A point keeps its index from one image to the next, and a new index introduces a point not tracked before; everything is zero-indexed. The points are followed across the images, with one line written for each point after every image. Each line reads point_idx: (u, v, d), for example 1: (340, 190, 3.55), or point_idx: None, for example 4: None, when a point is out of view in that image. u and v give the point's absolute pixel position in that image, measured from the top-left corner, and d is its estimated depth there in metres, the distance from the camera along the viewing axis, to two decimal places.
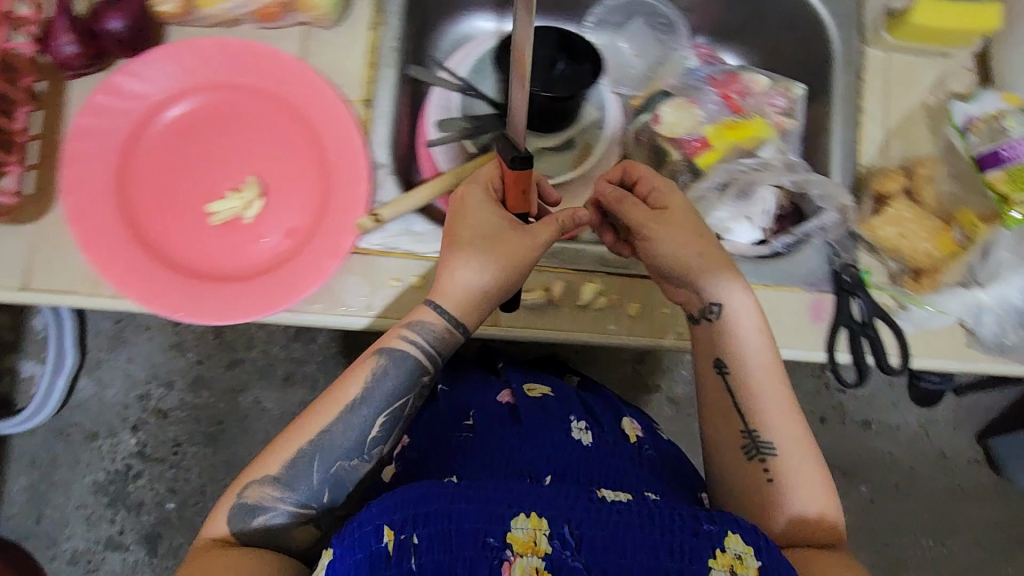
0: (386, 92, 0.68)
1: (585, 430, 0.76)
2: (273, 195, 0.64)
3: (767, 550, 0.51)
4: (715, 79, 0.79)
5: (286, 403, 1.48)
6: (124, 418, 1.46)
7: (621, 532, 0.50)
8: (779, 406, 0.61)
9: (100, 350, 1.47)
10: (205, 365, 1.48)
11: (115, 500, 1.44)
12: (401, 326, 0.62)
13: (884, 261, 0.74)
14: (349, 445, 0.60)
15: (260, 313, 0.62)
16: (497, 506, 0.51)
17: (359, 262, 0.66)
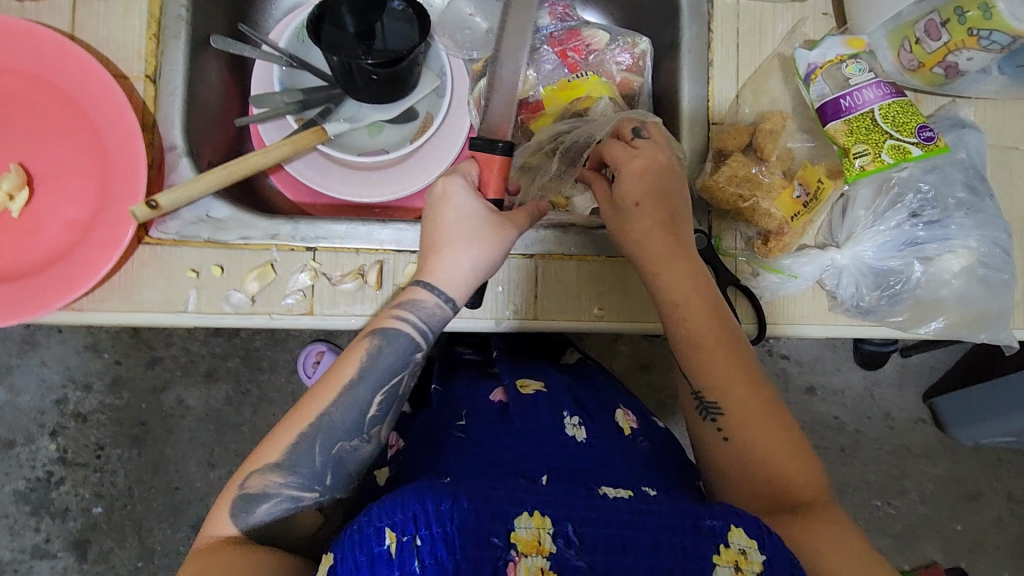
0: (170, 67, 0.63)
1: (579, 426, 0.71)
2: (52, 189, 0.61)
3: (772, 543, 0.51)
4: (555, 37, 0.73)
5: (211, 399, 1.43)
6: (41, 424, 1.41)
7: (619, 532, 0.51)
8: (736, 372, 0.61)
9: (12, 356, 1.40)
10: (124, 365, 1.42)
11: (38, 508, 1.40)
12: (395, 306, 0.57)
13: (736, 225, 0.69)
14: (350, 426, 0.57)
15: (27, 314, 0.57)
16: (501, 503, 0.51)
17: (152, 254, 0.61)
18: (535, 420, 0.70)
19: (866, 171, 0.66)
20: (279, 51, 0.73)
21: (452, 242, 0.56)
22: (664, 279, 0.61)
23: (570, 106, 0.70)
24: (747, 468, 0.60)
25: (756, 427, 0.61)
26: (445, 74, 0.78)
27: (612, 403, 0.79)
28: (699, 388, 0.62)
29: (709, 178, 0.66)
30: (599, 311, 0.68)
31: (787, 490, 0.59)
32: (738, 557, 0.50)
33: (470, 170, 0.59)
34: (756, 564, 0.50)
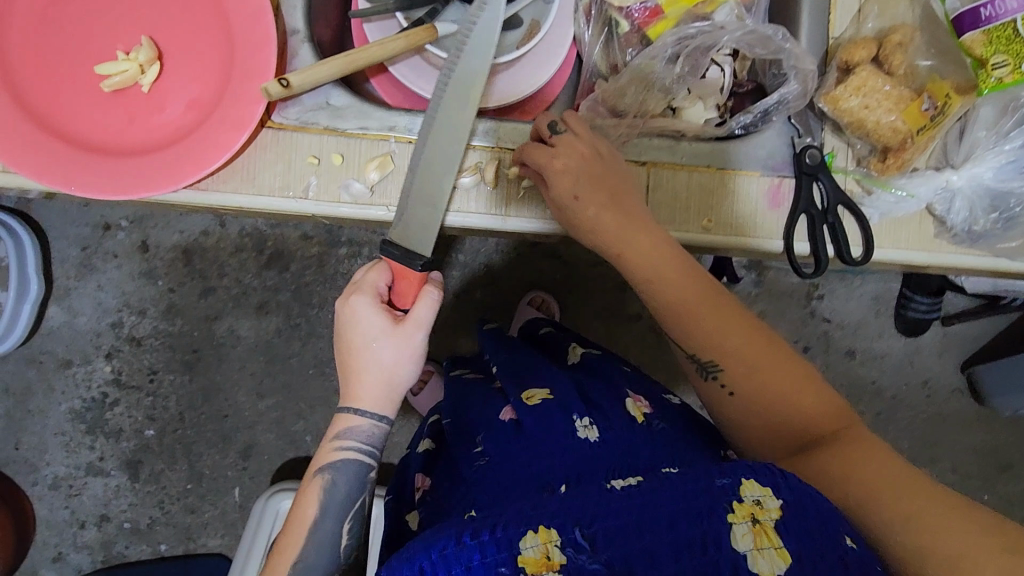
0: None
1: (591, 426, 0.69)
2: (181, 65, 0.61)
3: (786, 485, 0.51)
4: None
5: (261, 331, 1.45)
6: (97, 346, 1.44)
7: (634, 514, 0.50)
8: (719, 331, 0.62)
9: (69, 278, 1.43)
10: (177, 294, 1.44)
11: (93, 427, 1.44)
12: (333, 441, 0.62)
13: (851, 142, 0.69)
14: (326, 561, 0.63)
15: (160, 188, 0.57)
16: (507, 530, 0.50)
17: (273, 138, 0.62)
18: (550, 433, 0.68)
19: (1003, 83, 0.64)
20: None
21: (373, 363, 0.61)
22: (632, 262, 0.62)
23: (691, 10, 0.68)
24: (760, 410, 0.61)
25: (760, 375, 0.61)
26: None
27: (620, 391, 0.76)
28: (694, 352, 0.63)
29: (833, 90, 0.65)
30: (708, 224, 0.67)
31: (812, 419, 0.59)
32: (754, 509, 0.50)
33: (378, 280, 0.61)
34: (774, 510, 0.50)
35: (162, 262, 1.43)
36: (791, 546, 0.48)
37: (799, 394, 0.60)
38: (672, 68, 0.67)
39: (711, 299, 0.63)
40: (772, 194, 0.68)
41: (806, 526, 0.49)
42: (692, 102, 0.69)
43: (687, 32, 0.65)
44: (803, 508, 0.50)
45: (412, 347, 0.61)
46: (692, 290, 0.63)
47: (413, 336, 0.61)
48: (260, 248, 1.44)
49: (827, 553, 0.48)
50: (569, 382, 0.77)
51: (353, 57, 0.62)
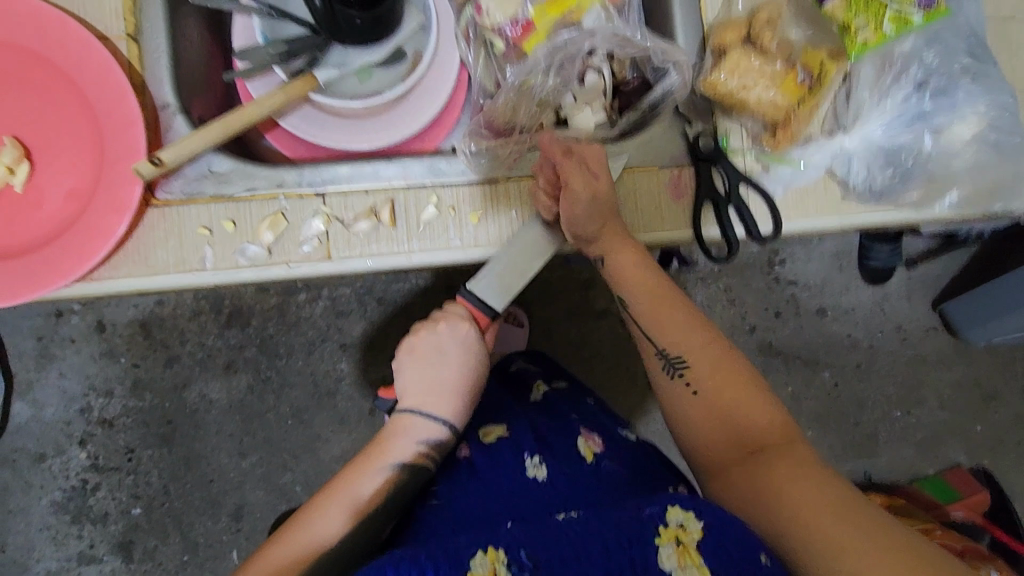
0: (155, 24, 0.62)
1: (539, 465, 0.70)
2: (53, 158, 0.60)
3: (707, 510, 0.55)
4: None
5: (232, 390, 1.43)
6: (69, 434, 1.42)
7: (574, 542, 0.54)
8: (691, 329, 0.64)
9: (30, 371, 1.41)
10: (142, 367, 1.42)
11: (78, 516, 1.41)
12: (418, 443, 0.65)
13: (742, 122, 0.69)
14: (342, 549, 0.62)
15: (48, 288, 0.56)
16: (458, 550, 0.55)
17: (159, 217, 0.61)
18: (499, 466, 0.70)
19: (869, 45, 0.66)
20: (256, 2, 0.70)
21: (449, 388, 0.67)
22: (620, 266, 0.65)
23: (561, 19, 0.67)
24: (718, 413, 0.61)
25: (727, 383, 0.62)
26: (428, 8, 0.75)
27: (573, 428, 0.75)
28: (663, 345, 0.64)
29: (710, 75, 0.66)
30: None
31: (753, 431, 0.60)
32: (678, 533, 0.54)
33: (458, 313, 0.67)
34: (696, 532, 0.54)
35: (121, 339, 1.42)
36: (709, 563, 0.53)
37: (752, 407, 0.61)
38: (549, 79, 0.67)
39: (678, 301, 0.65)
40: (674, 185, 0.68)
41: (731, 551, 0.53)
42: (579, 108, 0.70)
43: (556, 44, 0.65)
44: (721, 533, 0.53)
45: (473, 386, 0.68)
46: (643, 275, 0.65)
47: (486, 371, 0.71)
48: (217, 308, 1.43)
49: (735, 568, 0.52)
50: (524, 416, 0.76)
51: (247, 110, 0.63)
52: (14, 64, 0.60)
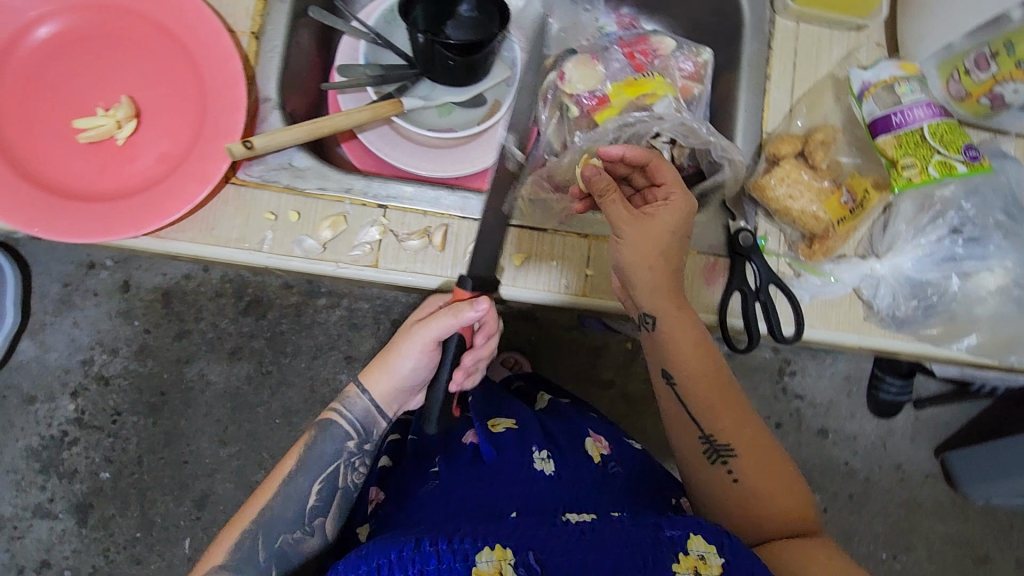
0: (276, 27, 0.69)
1: (548, 460, 0.72)
2: (153, 122, 0.66)
3: (730, 546, 0.55)
4: (624, 40, 0.78)
5: (231, 377, 1.45)
6: (64, 383, 1.44)
7: (582, 552, 0.54)
8: (736, 420, 0.67)
9: (46, 314, 1.45)
10: (152, 334, 1.45)
11: (47, 467, 1.42)
12: (333, 402, 0.73)
13: (781, 227, 0.73)
14: (292, 518, 0.69)
15: (118, 235, 0.60)
16: (462, 545, 0.54)
17: (233, 193, 0.66)
18: (506, 459, 0.71)
19: (913, 182, 0.68)
20: (367, 28, 0.79)
21: (391, 344, 0.72)
22: (669, 341, 0.66)
23: (635, 101, 0.74)
24: (756, 502, 0.65)
25: (767, 472, 0.66)
26: (515, 67, 0.82)
27: (580, 430, 0.81)
28: (710, 432, 0.67)
29: (761, 178, 0.71)
30: None
31: (787, 519, 0.65)
32: (698, 563, 0.54)
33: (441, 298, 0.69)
34: (716, 568, 0.54)
35: (140, 303, 1.46)
36: None
37: (785, 495, 0.65)
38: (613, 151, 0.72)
39: (725, 389, 0.67)
40: (708, 271, 0.72)
41: None
42: None
43: (628, 121, 0.71)
44: (742, 567, 0.54)
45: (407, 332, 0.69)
46: (698, 355, 0.66)
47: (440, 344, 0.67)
48: (239, 294, 1.46)
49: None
50: (532, 416, 0.81)
51: (332, 118, 0.69)
52: (137, 35, 0.66)
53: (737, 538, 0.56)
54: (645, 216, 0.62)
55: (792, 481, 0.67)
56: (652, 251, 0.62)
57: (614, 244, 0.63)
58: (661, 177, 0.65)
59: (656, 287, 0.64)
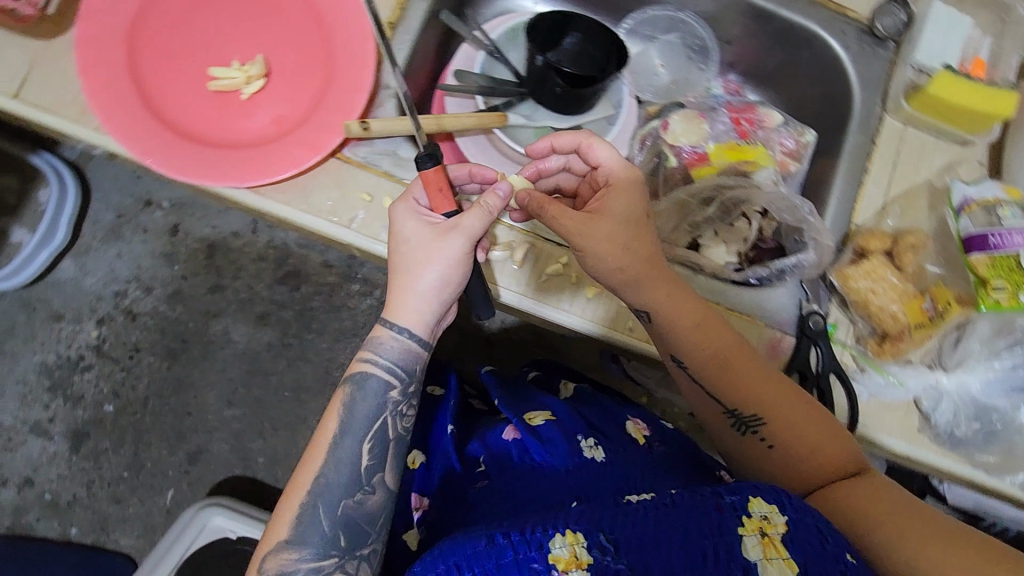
0: (412, 23, 0.71)
1: (596, 446, 0.72)
2: (277, 84, 0.67)
3: (791, 503, 0.50)
4: (732, 105, 0.80)
5: (254, 341, 1.46)
6: (94, 309, 1.46)
7: (650, 524, 0.49)
8: (763, 388, 0.65)
9: (94, 239, 1.48)
10: (189, 282, 1.47)
11: (56, 386, 1.44)
12: (361, 350, 0.66)
13: (853, 319, 0.73)
14: (348, 481, 0.64)
15: (224, 184, 0.62)
16: (533, 534, 0.49)
17: (335, 167, 0.67)
18: (552, 448, 0.71)
19: (1000, 306, 0.66)
20: (488, 39, 0.81)
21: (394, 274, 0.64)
22: (677, 330, 0.65)
23: (734, 165, 0.74)
24: (800, 461, 0.63)
25: (807, 432, 0.63)
26: (620, 106, 0.83)
27: (619, 417, 0.81)
28: (734, 408, 0.66)
29: (844, 268, 0.72)
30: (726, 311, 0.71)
31: (843, 465, 0.62)
32: (762, 524, 0.48)
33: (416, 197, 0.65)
34: (782, 526, 0.48)
35: (186, 249, 1.48)
36: (799, 559, 0.47)
37: (834, 442, 0.62)
38: (704, 209, 0.74)
39: (739, 360, 0.65)
40: (773, 347, 0.72)
41: (817, 546, 0.48)
42: (715, 243, 0.75)
43: (726, 183, 0.72)
44: (807, 522, 0.49)
45: (415, 240, 0.62)
46: (705, 333, 0.65)
47: (451, 239, 0.61)
48: (280, 262, 1.48)
49: (828, 564, 0.47)
50: (568, 409, 0.80)
51: (442, 120, 0.72)
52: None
53: (797, 496, 0.51)
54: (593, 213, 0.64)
55: (837, 429, 0.64)
56: (613, 249, 0.63)
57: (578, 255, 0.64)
58: (598, 157, 0.67)
59: (645, 281, 0.64)
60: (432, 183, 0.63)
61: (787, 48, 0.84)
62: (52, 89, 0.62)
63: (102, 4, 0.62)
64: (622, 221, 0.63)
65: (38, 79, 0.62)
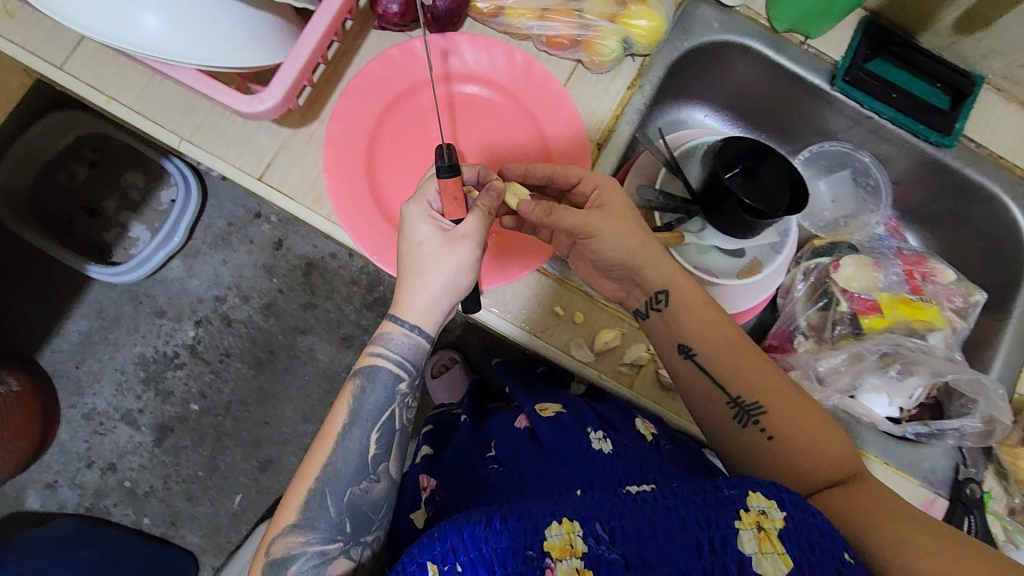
0: (619, 145, 0.71)
1: (605, 439, 0.69)
2: None
3: (790, 501, 0.49)
4: (903, 254, 0.81)
5: (337, 362, 1.44)
6: (193, 311, 1.43)
7: (650, 517, 0.48)
8: (762, 381, 0.64)
9: (203, 243, 1.45)
10: (283, 296, 1.44)
11: (149, 379, 1.42)
12: (371, 344, 0.65)
13: (1008, 491, 0.74)
14: (354, 470, 0.63)
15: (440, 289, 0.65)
16: (530, 521, 0.48)
17: (536, 280, 0.71)
18: (567, 440, 0.69)
19: None
20: (670, 155, 0.83)
21: (409, 267, 0.62)
22: (685, 323, 0.66)
23: (907, 320, 0.76)
24: (800, 456, 0.62)
25: (805, 426, 0.62)
26: (786, 235, 0.85)
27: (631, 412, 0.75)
28: (737, 395, 0.64)
29: (1010, 444, 0.73)
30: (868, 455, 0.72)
31: (841, 463, 0.61)
32: (760, 519, 0.47)
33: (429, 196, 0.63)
34: (781, 522, 0.47)
35: (285, 264, 1.45)
36: (795, 554, 0.45)
37: (833, 443, 0.62)
38: (877, 364, 0.74)
39: (745, 353, 0.65)
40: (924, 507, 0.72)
41: (814, 538, 0.47)
42: (881, 393, 0.74)
43: (903, 343, 0.73)
44: (807, 519, 0.48)
45: (437, 232, 0.61)
46: (711, 325, 0.65)
47: (463, 247, 0.60)
48: (370, 287, 1.45)
49: (827, 563, 0.46)
50: (580, 401, 0.78)
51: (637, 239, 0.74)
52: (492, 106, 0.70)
53: (801, 491, 0.51)
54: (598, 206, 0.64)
55: (834, 427, 0.63)
56: (624, 226, 0.63)
57: (587, 245, 0.64)
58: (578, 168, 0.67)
59: (654, 260, 0.65)
60: (448, 192, 0.60)
61: (955, 206, 0.84)
62: (295, 177, 0.66)
63: (351, 109, 0.66)
64: (623, 210, 0.64)
65: (283, 166, 0.66)
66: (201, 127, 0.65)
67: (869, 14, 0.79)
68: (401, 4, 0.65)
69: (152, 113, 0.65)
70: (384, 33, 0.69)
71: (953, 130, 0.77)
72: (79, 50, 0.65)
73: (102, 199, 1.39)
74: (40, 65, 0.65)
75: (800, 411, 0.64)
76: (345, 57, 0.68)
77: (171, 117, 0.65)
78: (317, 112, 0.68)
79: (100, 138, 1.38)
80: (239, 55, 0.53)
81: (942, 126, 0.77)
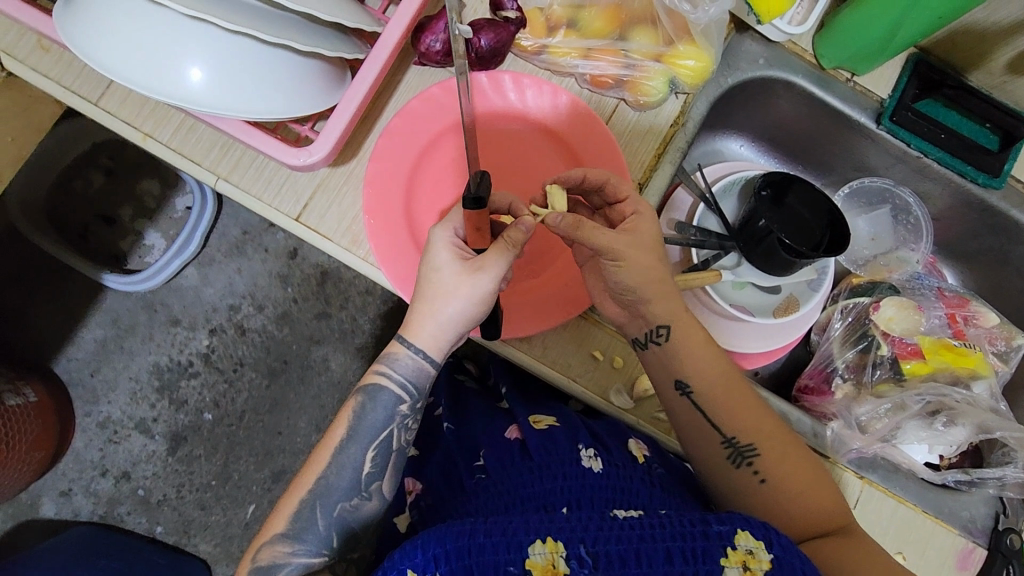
0: (660, 184, 0.69)
1: (595, 457, 0.68)
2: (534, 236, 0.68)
3: (778, 543, 0.53)
4: (945, 296, 0.80)
5: (352, 373, 1.35)
6: (207, 319, 1.37)
7: (634, 544, 0.52)
8: (758, 424, 0.66)
9: (219, 251, 1.37)
10: (297, 305, 1.37)
11: (163, 388, 1.35)
12: (376, 362, 0.65)
13: None
14: (348, 487, 0.64)
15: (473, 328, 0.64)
16: (516, 534, 0.53)
17: (572, 324, 0.71)
18: (557, 456, 0.68)
19: None
20: (708, 191, 0.82)
21: (417, 291, 0.62)
22: (686, 361, 0.66)
23: (953, 368, 0.75)
24: (788, 500, 0.63)
25: (791, 467, 0.64)
26: (824, 272, 0.83)
27: (623, 431, 0.76)
28: (732, 435, 0.65)
29: None
30: (902, 500, 0.71)
31: (825, 510, 0.63)
32: (745, 558, 0.52)
33: (454, 222, 0.62)
34: (765, 563, 0.52)
35: (300, 274, 1.37)
36: None
37: (818, 488, 0.64)
38: (918, 411, 0.73)
39: (741, 394, 0.67)
40: (962, 557, 0.70)
41: None
42: (920, 441, 0.73)
43: (945, 393, 0.72)
44: (790, 563, 0.52)
45: (448, 261, 0.60)
46: (713, 367, 0.66)
47: (477, 279, 0.59)
48: (387, 298, 1.38)
49: None
50: (576, 416, 0.78)
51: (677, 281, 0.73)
52: (534, 147, 0.69)
53: (785, 536, 0.54)
54: (625, 232, 0.62)
55: (819, 472, 0.65)
56: (645, 263, 0.63)
57: (613, 266, 0.62)
58: (623, 192, 0.64)
59: (670, 301, 0.65)
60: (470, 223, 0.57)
61: (995, 248, 0.83)
62: (332, 218, 0.65)
63: (389, 149, 0.64)
64: (649, 248, 0.63)
65: (320, 206, 0.65)
66: (238, 166, 0.65)
67: (920, 51, 0.78)
68: (444, 42, 0.64)
69: (186, 150, 0.65)
70: (423, 69, 0.67)
71: (1003, 171, 0.75)
72: (114, 88, 0.64)
73: (120, 206, 1.32)
74: (76, 102, 0.64)
75: (791, 455, 0.65)
76: (383, 93, 0.67)
77: (205, 156, 0.65)
78: (354, 149, 0.67)
79: (116, 143, 1.30)
80: (274, 101, 0.52)
81: (991, 167, 0.76)
